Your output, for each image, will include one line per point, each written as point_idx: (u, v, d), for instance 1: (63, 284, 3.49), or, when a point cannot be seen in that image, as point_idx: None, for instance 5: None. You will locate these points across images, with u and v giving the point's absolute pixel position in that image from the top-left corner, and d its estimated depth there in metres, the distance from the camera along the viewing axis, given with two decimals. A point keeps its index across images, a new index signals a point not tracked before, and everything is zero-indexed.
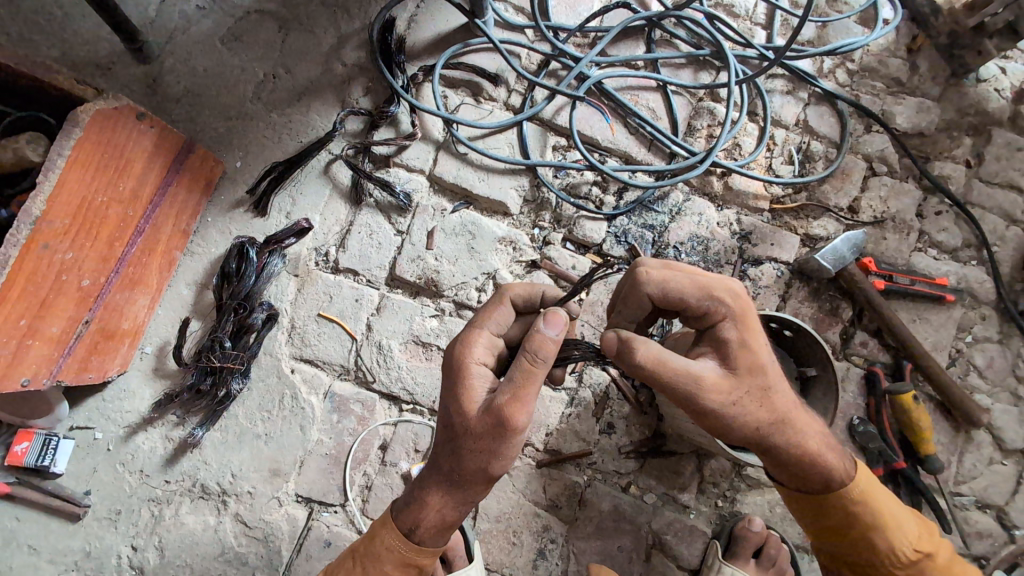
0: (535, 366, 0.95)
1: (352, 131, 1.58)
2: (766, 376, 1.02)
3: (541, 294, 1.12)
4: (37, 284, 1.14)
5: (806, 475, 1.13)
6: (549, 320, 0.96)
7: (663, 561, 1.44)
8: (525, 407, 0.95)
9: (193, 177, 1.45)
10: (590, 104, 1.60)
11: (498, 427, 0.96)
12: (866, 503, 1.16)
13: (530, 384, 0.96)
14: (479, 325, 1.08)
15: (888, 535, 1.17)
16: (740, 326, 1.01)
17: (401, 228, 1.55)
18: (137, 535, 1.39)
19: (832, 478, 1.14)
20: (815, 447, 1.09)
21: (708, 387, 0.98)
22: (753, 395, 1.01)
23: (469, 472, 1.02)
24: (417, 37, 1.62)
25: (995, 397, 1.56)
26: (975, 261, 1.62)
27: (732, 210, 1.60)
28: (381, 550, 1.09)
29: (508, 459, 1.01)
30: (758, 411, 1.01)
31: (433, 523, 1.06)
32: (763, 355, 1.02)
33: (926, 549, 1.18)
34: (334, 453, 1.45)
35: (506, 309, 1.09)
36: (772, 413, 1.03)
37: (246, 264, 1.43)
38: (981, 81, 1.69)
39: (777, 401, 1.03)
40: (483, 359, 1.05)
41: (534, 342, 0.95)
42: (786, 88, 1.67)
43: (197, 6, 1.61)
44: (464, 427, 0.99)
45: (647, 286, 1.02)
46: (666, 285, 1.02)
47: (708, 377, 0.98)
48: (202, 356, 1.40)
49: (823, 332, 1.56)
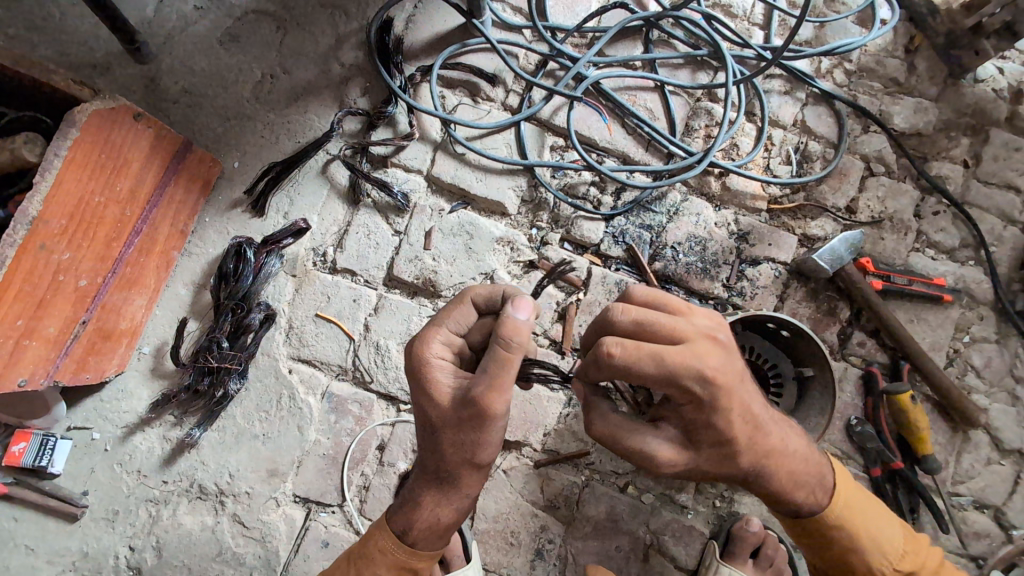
0: (510, 353, 0.95)
1: (350, 131, 1.58)
2: (733, 449, 1.04)
3: (502, 294, 1.08)
4: (34, 285, 1.14)
5: (777, 502, 1.16)
6: (516, 304, 0.98)
7: (661, 562, 1.44)
8: (502, 393, 0.96)
9: (191, 177, 1.45)
10: (587, 104, 1.60)
11: (475, 417, 0.97)
12: (845, 520, 1.17)
13: (505, 373, 0.95)
14: (438, 323, 1.07)
15: (865, 553, 1.17)
16: (710, 410, 0.99)
17: (398, 228, 1.55)
18: (135, 536, 1.39)
19: (801, 507, 1.17)
20: (783, 489, 1.13)
21: (664, 463, 1.04)
22: (711, 461, 1.06)
23: (455, 464, 1.03)
24: (415, 37, 1.62)
25: (993, 397, 1.56)
26: (973, 262, 1.62)
27: (730, 210, 1.60)
28: (376, 554, 1.08)
29: (491, 448, 1.01)
30: (715, 471, 1.08)
31: (427, 522, 1.06)
32: (732, 432, 1.01)
33: (907, 568, 1.17)
34: (332, 453, 1.45)
35: (467, 308, 1.09)
36: (733, 471, 1.08)
37: (243, 264, 1.45)
38: (979, 81, 1.70)
39: (741, 463, 1.07)
40: (442, 355, 1.05)
41: (507, 327, 0.95)
42: (784, 88, 1.67)
43: (195, 6, 1.61)
44: (440, 418, 1.01)
45: (607, 369, 0.98)
46: (629, 371, 0.96)
47: (665, 455, 1.04)
48: (200, 356, 1.40)
49: (821, 332, 1.56)
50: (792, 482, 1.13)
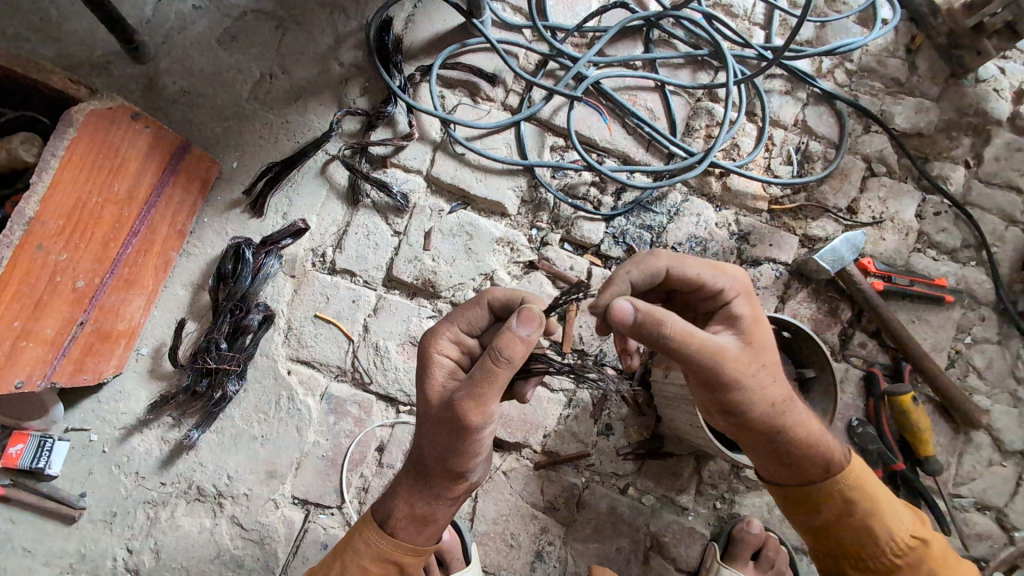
0: (498, 367, 0.91)
1: (349, 131, 1.57)
2: (776, 356, 1.06)
3: (520, 300, 1.02)
4: (31, 286, 1.13)
5: (803, 461, 1.13)
6: (522, 319, 0.92)
7: (661, 563, 1.44)
8: (483, 407, 0.92)
9: (189, 177, 1.45)
10: (587, 104, 1.60)
11: (453, 423, 0.94)
12: (863, 490, 1.15)
13: (491, 385, 0.92)
14: (450, 320, 1.06)
15: (885, 523, 1.15)
16: (750, 301, 1.06)
17: (398, 228, 1.54)
18: (133, 538, 1.38)
19: (829, 463, 1.14)
20: (817, 429, 1.12)
21: (730, 360, 0.99)
22: (768, 371, 1.03)
23: (433, 464, 1.02)
24: (414, 37, 1.62)
25: (995, 398, 1.55)
26: (974, 262, 1.62)
27: (731, 210, 1.60)
28: (359, 544, 1.07)
29: (469, 457, 0.98)
30: (771, 386, 1.04)
31: (405, 515, 1.05)
32: (770, 332, 1.06)
33: (923, 535, 1.17)
34: (332, 454, 1.44)
35: (481, 310, 1.05)
36: (783, 389, 1.06)
37: (242, 265, 1.44)
38: (981, 81, 1.69)
39: (783, 376, 1.08)
40: (447, 352, 1.04)
41: (501, 340, 0.90)
42: (785, 88, 1.66)
43: (194, 6, 1.60)
44: (426, 414, 1.01)
45: (662, 260, 1.05)
46: (684, 262, 1.05)
47: (729, 350, 0.99)
48: (198, 356, 1.40)
49: (822, 333, 1.55)
50: (817, 430, 1.12)
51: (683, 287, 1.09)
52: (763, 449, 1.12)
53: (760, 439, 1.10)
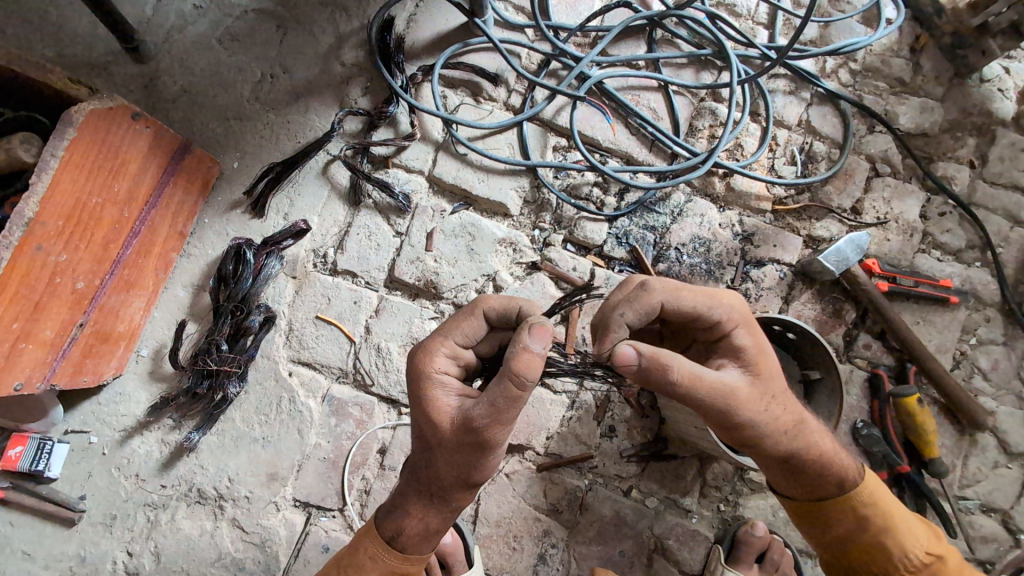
0: (523, 390, 0.90)
1: (351, 131, 1.56)
2: (780, 382, 1.06)
3: (517, 310, 1.01)
4: (30, 287, 1.12)
5: (818, 480, 1.12)
6: (534, 333, 0.89)
7: (665, 566, 1.43)
8: (507, 426, 0.93)
9: (189, 178, 1.43)
10: (590, 104, 1.58)
11: (478, 444, 0.94)
12: (876, 507, 1.14)
13: (515, 407, 0.91)
14: (444, 334, 1.02)
15: (899, 540, 1.14)
16: (748, 330, 1.05)
17: (400, 229, 1.53)
18: (132, 541, 1.37)
19: (844, 478, 1.13)
20: (828, 448, 1.11)
21: (741, 398, 0.99)
22: (777, 401, 1.03)
23: (449, 483, 1.00)
24: (415, 36, 1.61)
25: (999, 399, 1.55)
26: (978, 263, 1.61)
27: (734, 211, 1.59)
28: (365, 560, 1.06)
29: (488, 469, 1.00)
30: (781, 416, 1.04)
31: (417, 531, 1.04)
32: (773, 358, 1.06)
33: (938, 551, 1.16)
34: (333, 456, 1.43)
35: (475, 320, 1.02)
36: (794, 415, 1.06)
37: (243, 266, 1.43)
38: (985, 81, 1.68)
39: (791, 400, 1.07)
40: (447, 369, 1.00)
41: (521, 362, 0.88)
42: (789, 88, 1.65)
43: (194, 5, 1.59)
44: (436, 439, 0.97)
45: (658, 297, 1.02)
46: (678, 296, 1.02)
47: (740, 388, 1.00)
48: (198, 359, 1.38)
49: (826, 335, 1.54)
50: (830, 449, 1.11)
51: (680, 318, 1.06)
52: (776, 472, 1.13)
53: (774, 464, 1.10)
